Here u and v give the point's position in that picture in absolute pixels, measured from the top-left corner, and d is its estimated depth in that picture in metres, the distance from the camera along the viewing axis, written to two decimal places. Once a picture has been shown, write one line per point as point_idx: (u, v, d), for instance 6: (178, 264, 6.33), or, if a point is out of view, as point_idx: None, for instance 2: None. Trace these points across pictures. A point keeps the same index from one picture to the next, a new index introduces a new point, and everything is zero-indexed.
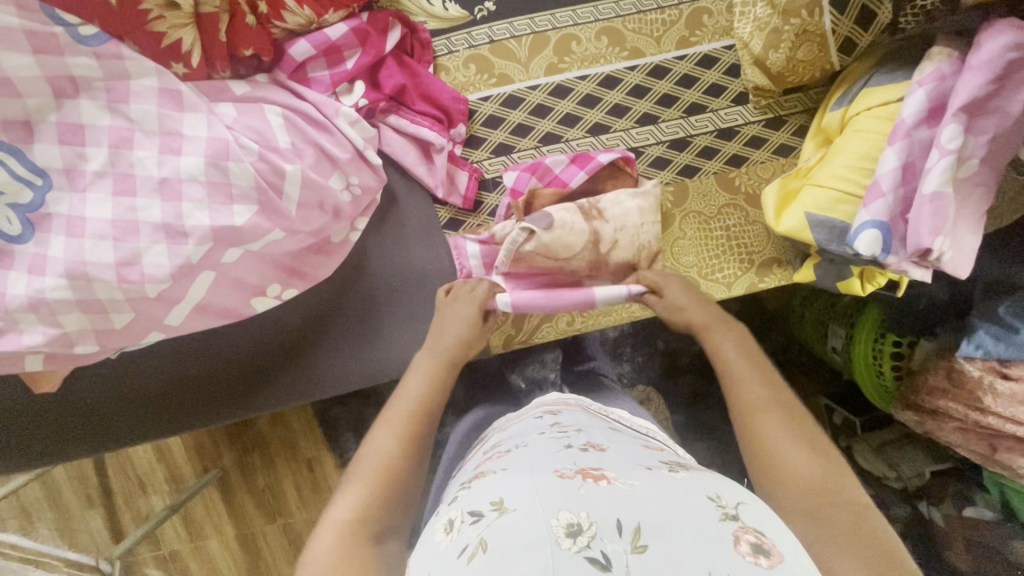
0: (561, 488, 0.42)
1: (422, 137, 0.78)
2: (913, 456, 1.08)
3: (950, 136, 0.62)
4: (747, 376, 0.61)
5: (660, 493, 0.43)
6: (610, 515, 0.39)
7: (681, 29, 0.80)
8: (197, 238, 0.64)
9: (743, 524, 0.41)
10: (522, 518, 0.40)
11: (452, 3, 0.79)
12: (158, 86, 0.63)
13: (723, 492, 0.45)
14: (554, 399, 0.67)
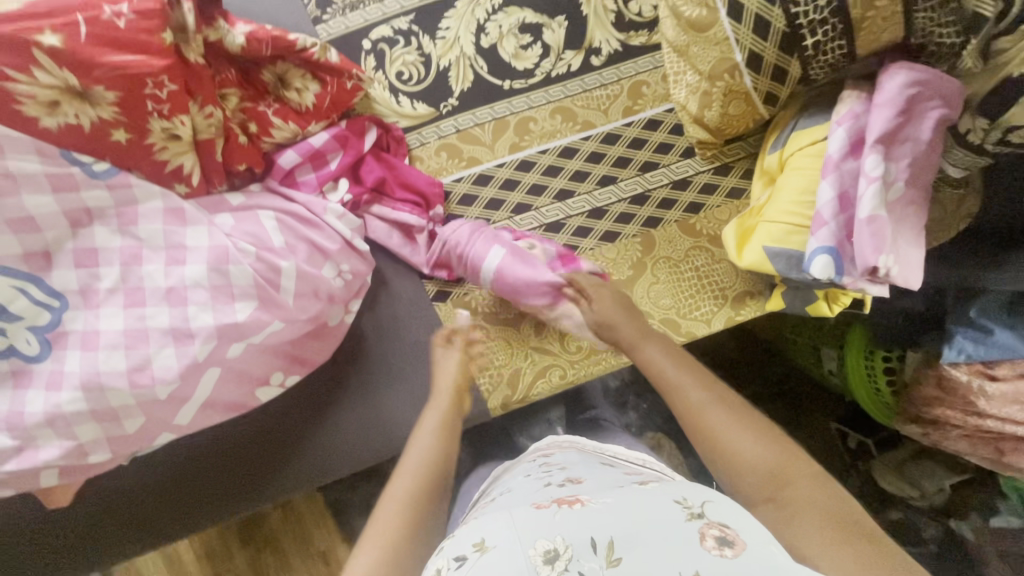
0: (538, 517, 0.47)
1: (405, 221, 0.85)
2: (934, 472, 1.10)
3: (872, 164, 0.69)
4: (681, 382, 0.66)
5: (629, 508, 0.47)
6: (585, 534, 0.44)
7: (625, 100, 0.89)
8: (202, 338, 0.70)
9: (708, 520, 0.45)
10: (503, 554, 0.44)
11: (419, 102, 0.87)
12: (163, 206, 0.70)
13: (689, 493, 0.49)
14: (549, 442, 0.69)
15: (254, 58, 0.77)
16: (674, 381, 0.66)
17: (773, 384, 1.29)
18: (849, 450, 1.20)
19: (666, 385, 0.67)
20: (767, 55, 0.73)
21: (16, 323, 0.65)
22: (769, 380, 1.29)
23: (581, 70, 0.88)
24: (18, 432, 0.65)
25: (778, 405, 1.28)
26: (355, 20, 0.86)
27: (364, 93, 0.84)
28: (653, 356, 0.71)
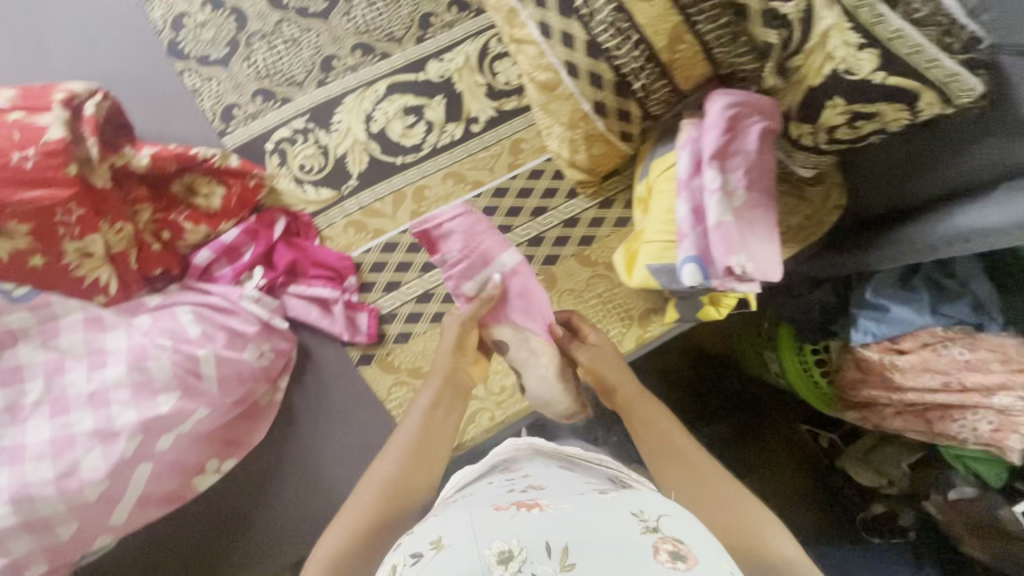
0: (496, 518, 0.47)
1: (319, 296, 0.92)
2: (894, 456, 1.09)
3: (711, 179, 0.78)
4: (679, 441, 0.67)
5: (585, 512, 0.47)
6: (540, 538, 0.44)
7: (508, 157, 0.99)
8: (127, 435, 0.74)
9: (662, 535, 0.45)
10: (457, 554, 0.43)
11: (323, 188, 0.96)
12: (82, 318, 0.76)
13: (646, 507, 0.49)
14: (511, 447, 0.72)
15: (161, 174, 0.86)
16: (672, 439, 0.67)
17: (732, 397, 1.34)
18: (822, 449, 1.25)
19: (662, 442, 0.67)
20: (608, 101, 0.84)
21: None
22: (728, 394, 1.34)
23: (464, 138, 0.99)
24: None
25: (741, 415, 1.33)
26: (256, 127, 0.97)
27: (269, 188, 0.93)
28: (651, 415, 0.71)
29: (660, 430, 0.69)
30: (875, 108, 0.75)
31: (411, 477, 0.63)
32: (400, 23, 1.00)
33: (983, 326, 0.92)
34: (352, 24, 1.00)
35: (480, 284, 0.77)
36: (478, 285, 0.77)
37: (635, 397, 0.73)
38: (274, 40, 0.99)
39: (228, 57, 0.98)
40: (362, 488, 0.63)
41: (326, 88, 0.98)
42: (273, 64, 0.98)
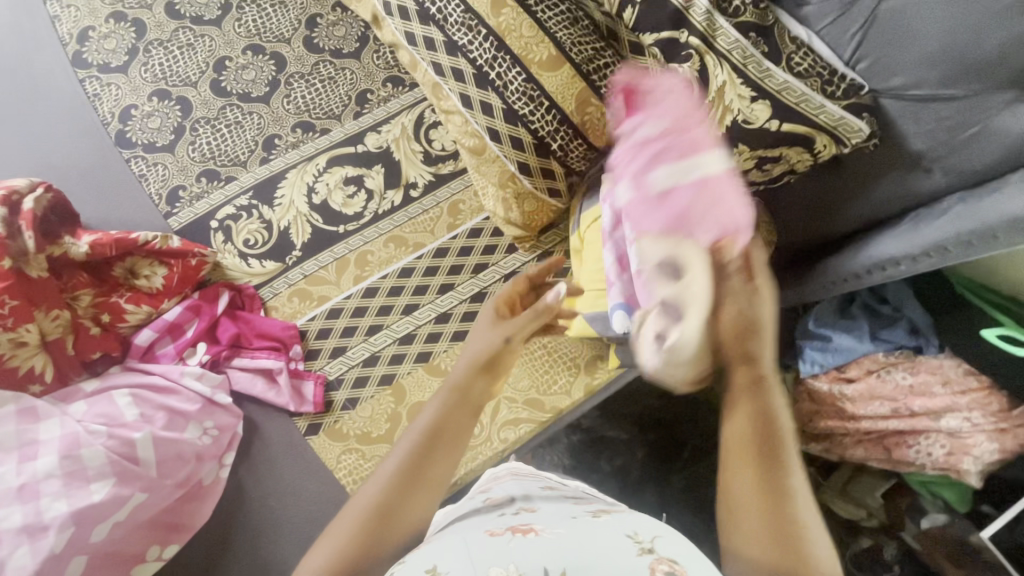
0: (496, 546, 0.48)
1: (263, 367, 0.93)
2: (869, 486, 1.02)
3: None
4: (790, 457, 0.56)
5: (581, 536, 0.49)
6: (538, 566, 0.44)
7: (447, 218, 1.03)
8: (57, 528, 0.72)
9: (658, 556, 0.45)
10: None
11: (267, 260, 0.99)
12: (15, 408, 0.75)
13: (640, 529, 0.49)
14: (489, 477, 0.74)
15: (101, 258, 0.88)
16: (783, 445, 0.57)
17: None
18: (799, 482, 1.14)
19: (774, 441, 0.57)
20: (531, 162, 0.88)
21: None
22: None
23: (404, 202, 1.03)
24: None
25: None
26: (202, 207, 1.01)
27: (213, 264, 0.96)
28: (768, 394, 0.61)
29: (766, 419, 0.59)
30: (778, 151, 0.77)
31: (401, 499, 0.56)
32: (338, 102, 1.06)
33: (922, 349, 0.90)
34: (292, 105, 1.06)
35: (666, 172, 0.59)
36: (666, 172, 0.59)
37: (756, 380, 0.62)
38: (218, 125, 1.04)
39: (174, 143, 1.03)
40: (351, 508, 0.57)
41: (269, 165, 1.03)
42: (217, 146, 1.03)
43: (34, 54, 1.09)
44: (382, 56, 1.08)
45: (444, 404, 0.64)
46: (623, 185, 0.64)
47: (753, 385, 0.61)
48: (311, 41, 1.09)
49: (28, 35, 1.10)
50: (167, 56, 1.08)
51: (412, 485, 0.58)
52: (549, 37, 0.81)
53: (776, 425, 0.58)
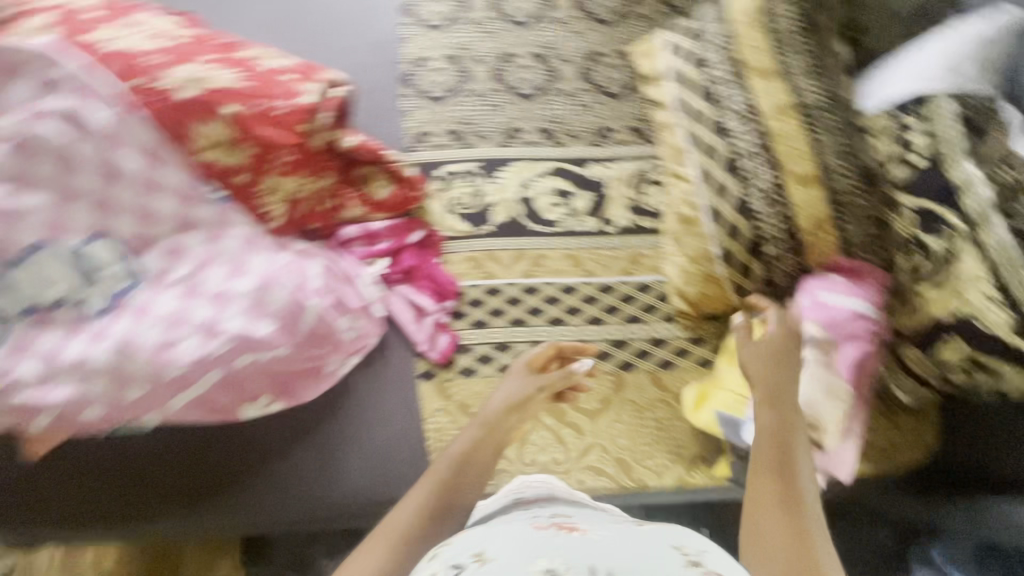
0: (543, 536, 0.58)
1: (419, 304, 1.02)
2: None
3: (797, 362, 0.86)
4: (795, 484, 0.67)
5: (625, 543, 0.57)
6: (591, 559, 0.52)
7: (625, 263, 1.08)
8: (223, 339, 0.85)
9: (704, 567, 0.54)
10: (509, 562, 0.52)
11: (463, 220, 1.09)
12: (246, 234, 0.91)
13: (689, 543, 0.59)
14: (527, 480, 0.84)
15: (350, 157, 1.01)
16: (794, 481, 0.68)
17: None
18: None
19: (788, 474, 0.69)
20: (736, 253, 0.92)
21: (20, 299, 0.80)
22: None
23: (596, 232, 1.10)
24: (31, 393, 0.79)
25: None
26: (436, 155, 1.14)
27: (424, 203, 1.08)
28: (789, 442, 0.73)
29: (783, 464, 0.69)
30: (992, 364, 0.75)
31: (427, 524, 0.71)
32: (583, 126, 1.18)
33: None
34: (546, 112, 1.19)
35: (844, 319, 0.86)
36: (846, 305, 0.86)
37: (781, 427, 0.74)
38: (482, 101, 1.19)
39: (442, 99, 1.19)
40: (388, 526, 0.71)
41: (504, 149, 1.16)
42: (472, 116, 1.18)
43: None
44: (637, 109, 1.18)
45: (458, 452, 0.81)
46: (824, 295, 0.87)
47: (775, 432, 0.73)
48: (587, 71, 1.22)
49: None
50: (472, 32, 1.24)
51: (466, 483, 0.78)
52: (817, 159, 0.87)
53: (793, 463, 0.70)
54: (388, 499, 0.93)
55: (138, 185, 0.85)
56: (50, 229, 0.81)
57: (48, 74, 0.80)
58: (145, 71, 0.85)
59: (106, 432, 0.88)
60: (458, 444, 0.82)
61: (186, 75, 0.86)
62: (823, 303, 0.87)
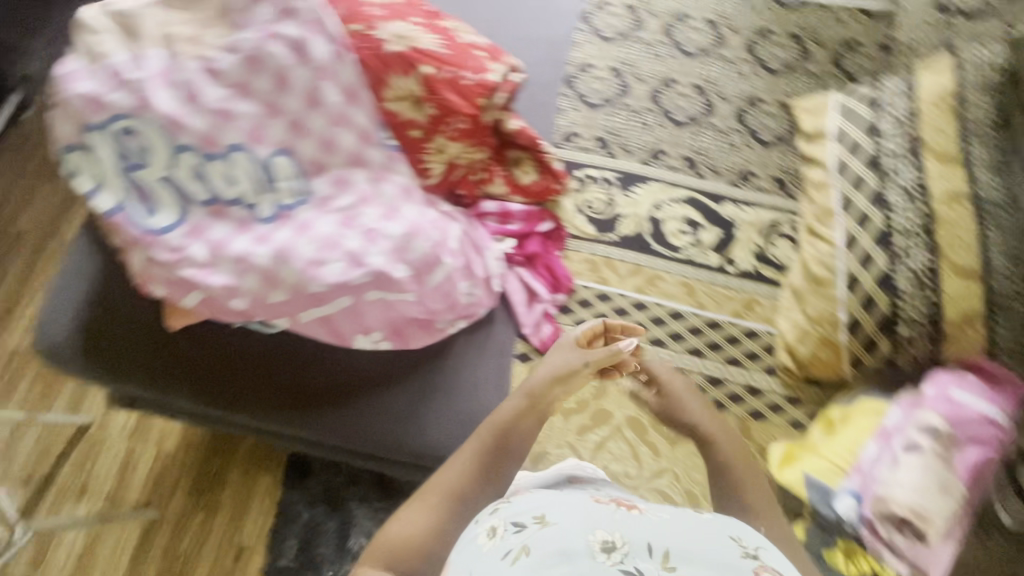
0: (602, 509, 0.65)
1: (534, 290, 1.07)
2: None
3: (909, 446, 0.85)
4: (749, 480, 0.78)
5: (680, 526, 0.64)
6: (644, 541, 0.60)
7: (738, 306, 1.08)
8: (364, 272, 0.92)
9: (761, 563, 0.60)
10: (564, 529, 0.61)
11: (590, 224, 1.13)
12: (404, 183, 0.98)
13: (746, 537, 0.64)
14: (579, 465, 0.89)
15: (512, 139, 1.07)
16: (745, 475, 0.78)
17: None
18: None
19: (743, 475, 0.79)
20: (867, 327, 0.91)
21: (210, 188, 0.92)
22: None
23: (715, 268, 1.11)
24: (199, 269, 0.91)
25: None
26: (579, 157, 1.19)
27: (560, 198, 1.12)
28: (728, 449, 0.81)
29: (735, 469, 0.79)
30: None
31: (471, 487, 0.78)
32: (727, 164, 1.18)
33: None
34: (694, 142, 1.20)
35: (971, 416, 0.85)
36: (975, 405, 0.86)
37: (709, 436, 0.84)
38: (635, 117, 1.22)
39: (598, 107, 1.23)
40: (437, 487, 0.78)
41: (645, 166, 1.18)
42: (622, 130, 1.21)
43: None
44: (786, 160, 1.18)
45: (504, 419, 0.84)
46: (955, 390, 0.86)
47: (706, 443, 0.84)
48: (743, 113, 1.23)
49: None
50: (640, 52, 1.28)
51: (514, 445, 0.83)
52: (980, 255, 0.87)
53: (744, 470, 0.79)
54: None
55: (330, 115, 0.93)
56: (249, 134, 0.91)
57: (289, 3, 0.89)
58: (365, 19, 0.93)
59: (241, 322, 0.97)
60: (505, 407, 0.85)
61: (397, 32, 0.94)
62: (951, 396, 0.86)
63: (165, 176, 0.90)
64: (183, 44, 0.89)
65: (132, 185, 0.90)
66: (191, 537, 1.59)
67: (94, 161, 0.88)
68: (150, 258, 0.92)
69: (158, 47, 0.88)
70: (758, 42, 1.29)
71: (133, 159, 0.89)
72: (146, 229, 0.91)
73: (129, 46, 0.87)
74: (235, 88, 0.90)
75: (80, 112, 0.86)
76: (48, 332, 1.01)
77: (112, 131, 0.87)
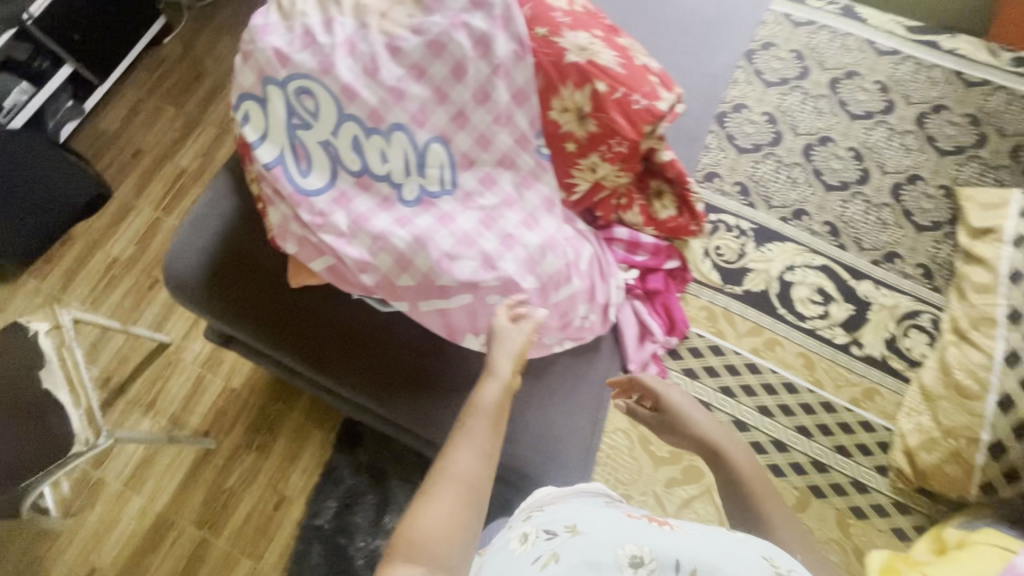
0: (632, 523, 0.68)
1: (649, 328, 1.03)
2: None
3: None
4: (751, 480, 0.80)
5: (709, 540, 0.65)
6: (672, 556, 0.61)
7: (857, 392, 1.02)
8: (494, 276, 0.90)
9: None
10: (591, 541, 0.65)
11: (716, 271, 1.09)
12: (547, 194, 0.96)
13: (777, 557, 0.64)
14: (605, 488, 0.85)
15: (661, 170, 1.02)
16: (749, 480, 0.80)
17: None
18: None
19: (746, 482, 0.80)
20: (1013, 451, 0.88)
21: (364, 159, 0.92)
22: None
23: (840, 346, 1.04)
24: (337, 237, 0.92)
25: None
26: (716, 201, 1.16)
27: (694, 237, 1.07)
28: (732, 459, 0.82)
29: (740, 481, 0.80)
30: None
31: (478, 471, 0.69)
32: (872, 239, 1.11)
33: None
34: (841, 209, 1.13)
35: None
36: None
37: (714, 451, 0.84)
38: (782, 170, 1.17)
39: (744, 151, 1.18)
40: (452, 476, 0.67)
41: (783, 223, 1.12)
42: (767, 180, 1.16)
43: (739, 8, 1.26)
44: (939, 249, 1.10)
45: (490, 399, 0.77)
46: None
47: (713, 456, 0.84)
48: (901, 188, 1.15)
49: (741, 8, 1.26)
50: (800, 103, 1.22)
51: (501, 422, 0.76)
52: None
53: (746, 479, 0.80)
54: (545, 480, 0.97)
55: (494, 112, 0.91)
56: (412, 114, 0.90)
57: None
58: (551, 24, 0.91)
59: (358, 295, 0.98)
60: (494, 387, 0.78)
61: (579, 43, 0.92)
62: None
63: (326, 140, 0.91)
64: (371, 17, 0.90)
65: (294, 142, 0.92)
66: (238, 474, 1.64)
67: (265, 114, 0.91)
68: (293, 216, 0.95)
69: (349, 16, 0.89)
70: (930, 116, 1.20)
71: (301, 118, 0.91)
72: (297, 188, 0.92)
73: (324, 12, 0.90)
74: (411, 67, 0.89)
75: (265, 65, 0.88)
76: (179, 262, 1.05)
77: (288, 89, 0.89)
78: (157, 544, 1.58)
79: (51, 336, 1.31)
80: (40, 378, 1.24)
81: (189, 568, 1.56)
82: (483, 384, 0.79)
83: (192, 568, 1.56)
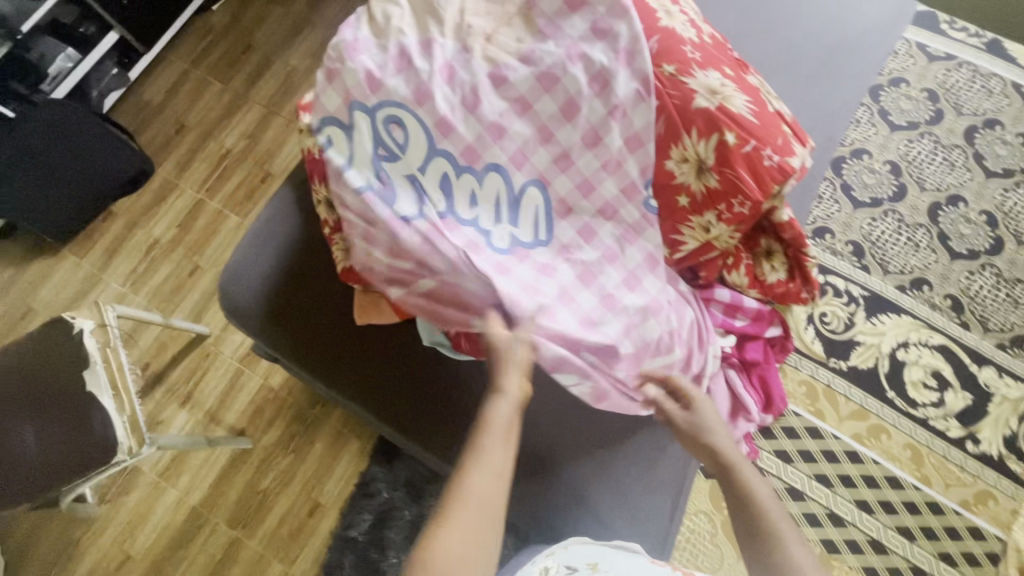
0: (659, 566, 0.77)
1: (745, 405, 0.94)
2: None
3: None
4: (766, 504, 0.75)
5: None
6: None
7: (967, 494, 1.01)
8: (592, 339, 0.81)
9: None
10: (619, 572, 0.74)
11: (819, 342, 1.09)
12: (650, 250, 0.85)
13: None
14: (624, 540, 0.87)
15: (774, 229, 0.88)
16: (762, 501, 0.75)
17: None
18: None
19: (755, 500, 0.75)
20: None
21: (453, 199, 0.81)
22: None
23: (953, 440, 1.04)
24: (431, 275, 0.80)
25: None
26: (827, 260, 1.13)
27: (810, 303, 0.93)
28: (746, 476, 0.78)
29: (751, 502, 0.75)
30: None
31: (491, 495, 0.68)
32: (998, 320, 1.07)
33: None
34: (966, 281, 1.09)
35: None
36: None
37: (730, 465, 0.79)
38: (903, 230, 1.12)
39: (863, 205, 1.13)
40: (463, 500, 0.66)
41: (899, 293, 1.10)
42: (885, 241, 1.12)
43: (868, 35, 1.11)
44: None
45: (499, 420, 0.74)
46: None
47: (727, 471, 0.79)
48: None
49: (872, 36, 1.11)
50: (930, 152, 1.15)
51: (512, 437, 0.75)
52: None
53: (759, 497, 0.75)
54: None
55: (604, 157, 0.80)
56: (512, 154, 0.80)
57: (605, 24, 0.78)
58: (680, 60, 0.80)
59: (429, 339, 0.93)
60: (503, 410, 0.75)
61: (710, 85, 0.79)
62: None
63: (413, 175, 0.81)
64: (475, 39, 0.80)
65: (375, 172, 0.81)
66: (274, 475, 1.61)
67: (349, 141, 0.81)
68: (376, 244, 0.81)
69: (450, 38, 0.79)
70: None
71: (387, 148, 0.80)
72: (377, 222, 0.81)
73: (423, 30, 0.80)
74: (516, 101, 0.79)
75: (354, 88, 0.79)
76: (241, 285, 1.00)
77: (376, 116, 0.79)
78: (190, 539, 1.57)
79: (95, 335, 1.25)
80: (83, 379, 1.19)
81: (220, 567, 1.54)
82: (493, 403, 0.76)
83: (223, 567, 1.54)
